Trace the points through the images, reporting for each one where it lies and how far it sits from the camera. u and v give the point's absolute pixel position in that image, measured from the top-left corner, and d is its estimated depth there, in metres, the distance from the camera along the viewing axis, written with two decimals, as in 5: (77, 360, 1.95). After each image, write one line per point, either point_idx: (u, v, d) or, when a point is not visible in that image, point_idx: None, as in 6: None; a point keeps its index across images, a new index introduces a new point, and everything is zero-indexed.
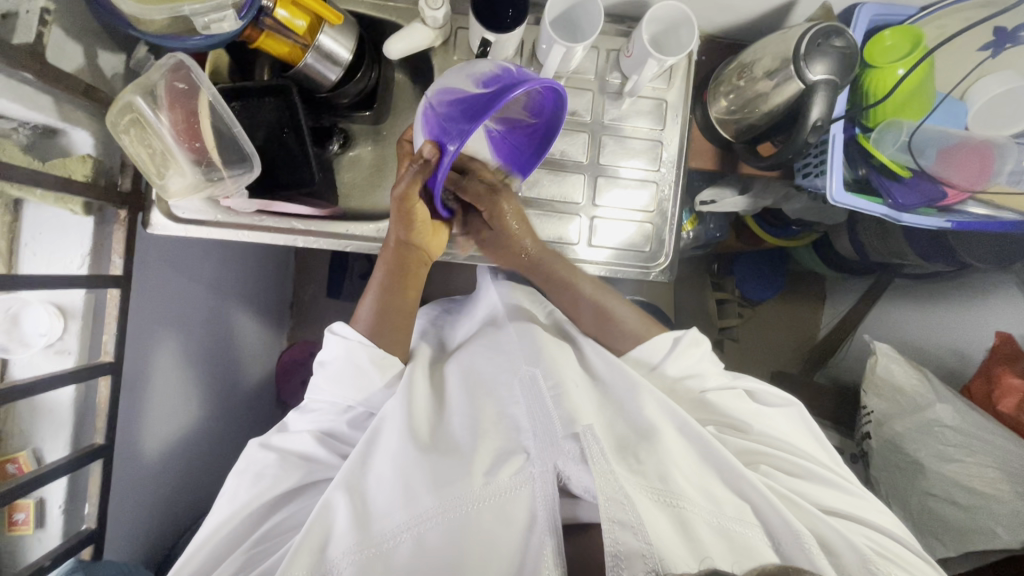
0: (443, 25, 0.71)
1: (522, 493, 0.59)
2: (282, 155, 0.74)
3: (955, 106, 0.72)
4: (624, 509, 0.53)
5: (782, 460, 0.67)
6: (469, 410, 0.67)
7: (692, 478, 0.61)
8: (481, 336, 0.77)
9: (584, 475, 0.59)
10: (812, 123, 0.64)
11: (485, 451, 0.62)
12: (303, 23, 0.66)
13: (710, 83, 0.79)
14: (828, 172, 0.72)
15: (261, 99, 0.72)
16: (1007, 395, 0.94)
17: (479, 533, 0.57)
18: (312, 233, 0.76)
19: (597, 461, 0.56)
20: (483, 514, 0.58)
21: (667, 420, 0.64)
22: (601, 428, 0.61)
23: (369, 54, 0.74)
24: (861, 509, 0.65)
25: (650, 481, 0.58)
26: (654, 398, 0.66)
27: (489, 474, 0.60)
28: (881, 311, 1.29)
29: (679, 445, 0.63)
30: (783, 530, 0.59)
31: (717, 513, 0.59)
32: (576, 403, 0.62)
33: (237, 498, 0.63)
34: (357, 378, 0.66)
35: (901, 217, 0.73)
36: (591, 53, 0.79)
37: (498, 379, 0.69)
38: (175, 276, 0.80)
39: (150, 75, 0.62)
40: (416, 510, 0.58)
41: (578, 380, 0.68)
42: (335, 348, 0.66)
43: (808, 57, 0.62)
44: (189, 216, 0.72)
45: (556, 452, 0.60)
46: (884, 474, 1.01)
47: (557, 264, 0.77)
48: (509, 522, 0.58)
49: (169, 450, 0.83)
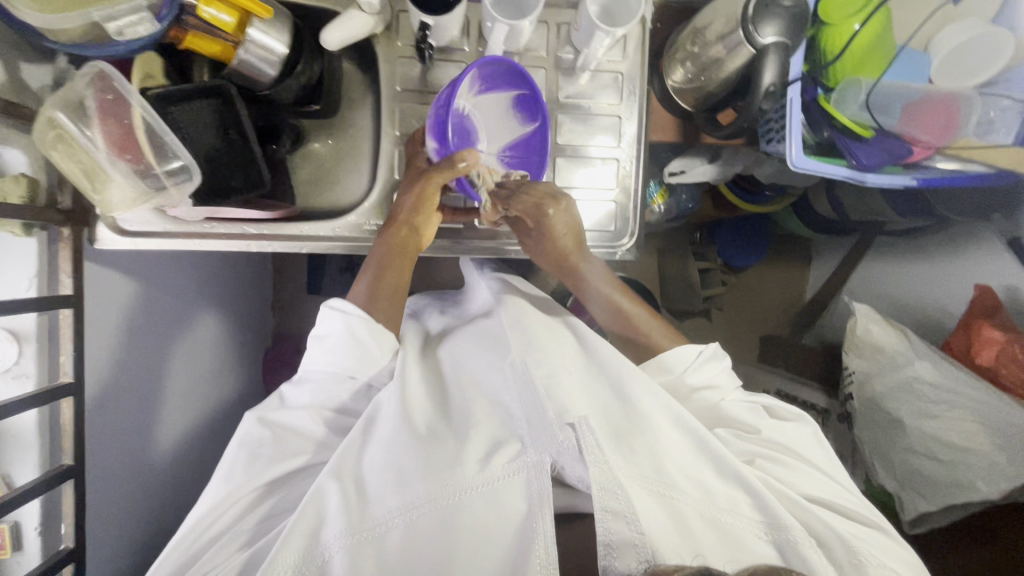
0: (381, 9, 0.68)
1: (518, 478, 0.58)
2: (231, 156, 0.73)
3: (916, 57, 0.70)
4: (618, 499, 0.56)
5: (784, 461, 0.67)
6: (462, 401, 0.67)
7: (685, 470, 0.61)
8: (473, 327, 0.77)
9: (578, 465, 0.60)
10: (765, 88, 0.61)
11: (477, 441, 0.61)
12: (229, 18, 0.62)
13: (665, 51, 0.76)
14: (788, 136, 0.68)
15: (200, 101, 0.70)
16: (985, 347, 0.94)
17: (471, 521, 0.56)
18: (265, 237, 0.74)
19: (592, 451, 0.57)
20: (477, 500, 0.57)
21: (662, 411, 0.64)
22: (596, 418, 0.62)
23: (308, 46, 0.70)
24: (845, 500, 0.65)
25: (644, 474, 0.59)
26: (650, 389, 0.65)
27: (483, 461, 0.59)
28: (865, 269, 1.30)
29: (676, 435, 0.63)
30: (774, 525, 0.59)
31: (709, 505, 0.60)
32: (569, 396, 0.63)
33: (227, 485, 0.63)
34: (355, 350, 0.66)
35: (866, 178, 0.70)
36: (541, 29, 0.76)
37: (492, 369, 0.69)
38: (137, 288, 0.80)
39: (75, 87, 0.60)
40: (410, 497, 0.58)
41: (571, 366, 0.68)
42: (333, 321, 0.66)
43: (756, 19, 0.59)
44: (137, 228, 0.71)
45: (550, 441, 0.59)
46: (867, 433, 1.03)
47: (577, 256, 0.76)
48: (502, 511, 0.57)
49: (160, 455, 0.84)
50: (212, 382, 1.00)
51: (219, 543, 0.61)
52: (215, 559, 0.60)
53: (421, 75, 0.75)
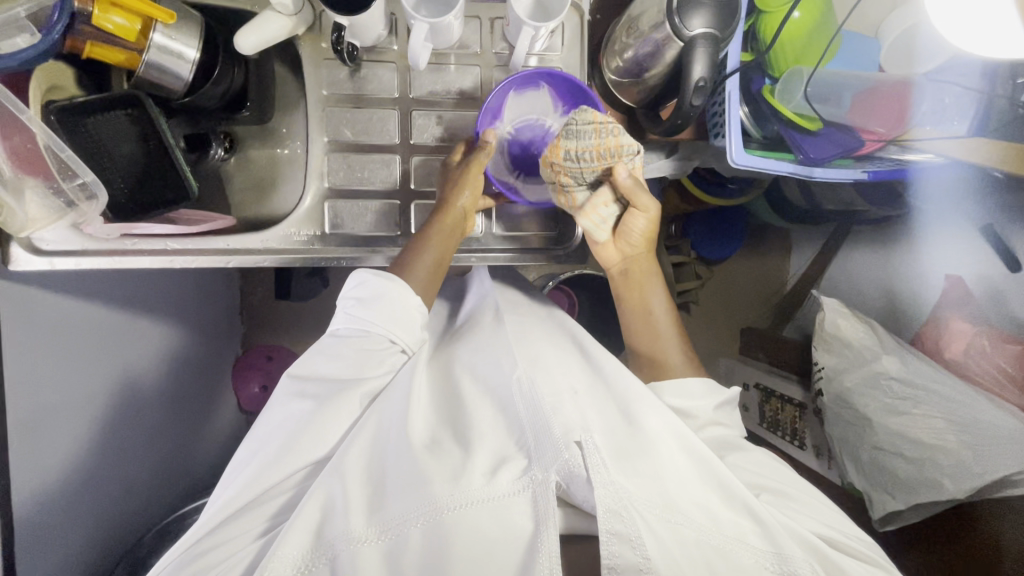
0: (298, 10, 0.65)
1: (522, 497, 0.52)
2: (152, 169, 0.70)
3: (868, 43, 0.69)
4: (623, 522, 0.51)
5: (788, 495, 0.63)
6: (467, 412, 0.62)
7: (690, 494, 0.56)
8: (470, 339, 0.71)
9: (584, 489, 0.54)
10: (694, 83, 0.57)
11: (482, 452, 0.56)
12: (126, 22, 0.59)
13: (602, 45, 0.72)
14: (727, 132, 0.63)
15: (113, 112, 0.67)
16: (955, 341, 0.92)
17: (473, 538, 0.50)
18: (187, 251, 0.70)
19: (598, 472, 0.52)
20: (480, 516, 0.51)
21: (667, 432, 0.59)
22: (600, 436, 0.56)
23: (223, 50, 0.67)
24: (850, 541, 0.60)
25: (650, 497, 0.54)
26: (657, 408, 0.61)
27: (490, 475, 0.53)
28: (841, 260, 1.27)
29: (682, 457, 0.58)
30: (786, 559, 0.53)
31: (713, 532, 0.54)
32: (563, 413, 0.57)
33: (250, 469, 0.57)
34: (400, 318, 0.64)
35: (814, 173, 0.65)
36: (473, 25, 0.73)
37: (496, 379, 0.64)
38: (80, 305, 0.77)
39: None
40: (411, 505, 0.52)
41: (575, 388, 0.63)
42: (376, 288, 0.63)
43: (682, 11, 0.56)
44: (56, 249, 0.67)
45: (554, 456, 0.52)
46: (836, 429, 0.97)
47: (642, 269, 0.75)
48: (507, 531, 0.51)
49: (129, 469, 0.83)
50: (179, 397, 0.98)
51: (232, 525, 0.55)
52: (224, 542, 0.55)
53: (350, 77, 0.72)
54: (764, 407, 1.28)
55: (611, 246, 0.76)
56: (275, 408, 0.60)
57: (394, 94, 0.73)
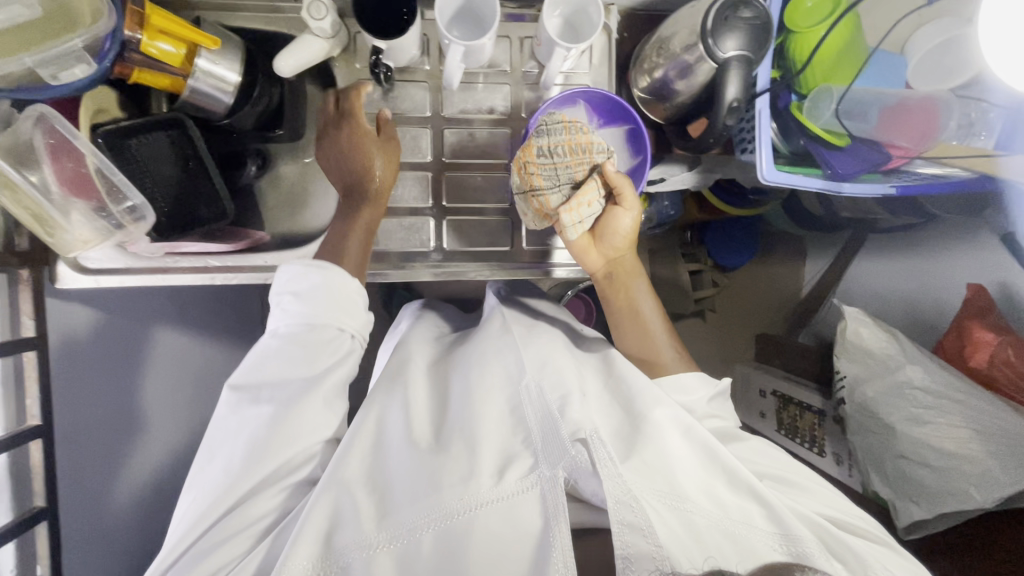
0: (335, 33, 0.67)
1: (532, 493, 0.52)
2: (192, 189, 0.70)
3: (893, 59, 0.69)
4: (635, 511, 0.50)
5: (788, 478, 0.64)
6: (464, 409, 0.60)
7: (697, 484, 0.56)
8: (478, 343, 0.69)
9: (593, 481, 0.53)
10: (728, 104, 0.59)
11: (488, 453, 0.55)
12: (175, 49, 0.61)
13: (631, 64, 0.74)
14: (759, 147, 0.65)
15: (156, 134, 0.68)
16: (979, 350, 0.92)
17: (486, 538, 0.50)
18: (230, 269, 0.75)
19: (604, 466, 0.52)
20: (491, 517, 0.51)
21: (670, 423, 0.59)
22: (603, 432, 0.57)
23: (263, 73, 0.69)
24: (852, 517, 0.62)
25: (655, 486, 0.54)
26: (659, 399, 0.60)
27: (497, 475, 0.53)
28: (859, 266, 1.27)
29: (685, 448, 0.58)
30: (796, 539, 0.53)
31: (721, 518, 0.54)
32: (574, 409, 0.57)
33: (222, 479, 0.55)
34: (340, 301, 0.63)
35: (843, 188, 0.68)
36: (503, 44, 0.74)
37: (497, 376, 0.63)
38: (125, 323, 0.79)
39: (23, 130, 0.59)
40: (422, 510, 0.51)
41: (586, 391, 0.62)
42: (303, 280, 0.62)
43: (716, 33, 0.57)
44: (99, 267, 0.70)
45: (561, 455, 0.52)
46: (860, 439, 0.98)
47: (627, 274, 0.74)
48: (518, 528, 0.51)
49: (177, 475, 0.86)
50: None
51: (226, 525, 0.53)
52: (217, 548, 0.52)
53: (383, 97, 0.74)
54: (781, 414, 1.26)
55: (593, 251, 0.73)
56: (230, 416, 0.58)
57: (425, 113, 0.75)
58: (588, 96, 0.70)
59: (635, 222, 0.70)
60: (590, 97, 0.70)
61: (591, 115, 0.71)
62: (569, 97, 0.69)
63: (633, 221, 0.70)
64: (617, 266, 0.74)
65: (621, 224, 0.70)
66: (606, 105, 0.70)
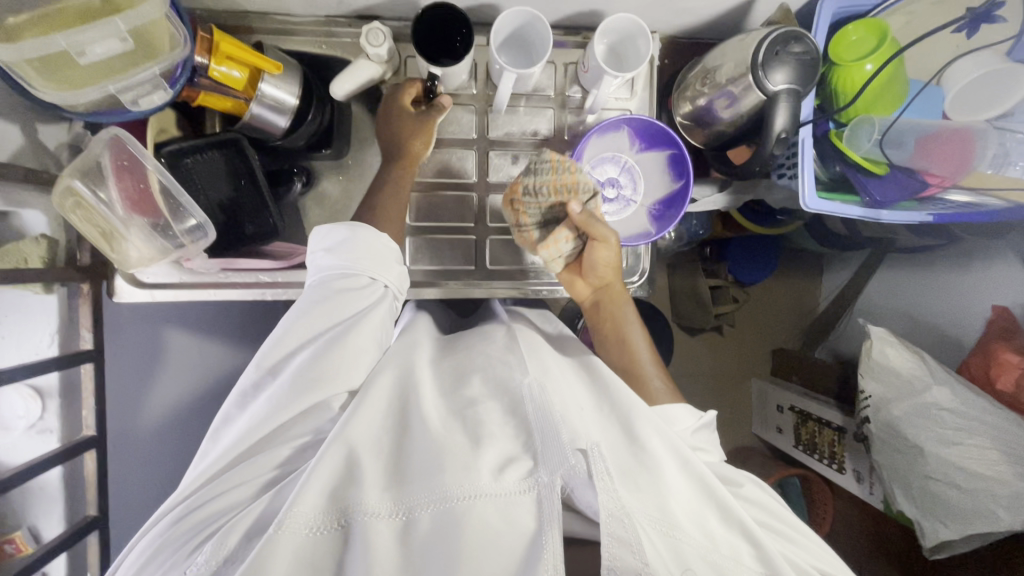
0: (389, 58, 0.69)
1: (527, 496, 0.48)
2: (244, 205, 0.72)
3: (931, 94, 0.69)
4: (627, 527, 0.46)
5: (783, 527, 0.60)
6: (468, 402, 0.57)
7: (690, 514, 0.53)
8: (479, 348, 0.66)
9: (590, 493, 0.49)
10: (778, 135, 0.61)
11: (490, 447, 0.51)
12: (240, 74, 0.63)
13: (673, 90, 0.76)
14: (800, 174, 0.67)
15: (212, 153, 0.70)
16: (1005, 372, 0.92)
17: (478, 530, 0.46)
18: (280, 285, 0.74)
19: (603, 479, 0.47)
20: (484, 509, 0.47)
21: (668, 452, 0.56)
22: (604, 447, 0.53)
23: (317, 95, 0.71)
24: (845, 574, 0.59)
25: (649, 512, 0.50)
26: (658, 426, 0.57)
27: (494, 470, 0.49)
28: (881, 276, 1.28)
29: (680, 478, 0.55)
30: None
31: (712, 550, 0.51)
32: (577, 422, 0.54)
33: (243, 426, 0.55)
34: (372, 252, 0.63)
35: (881, 215, 0.69)
36: (548, 69, 0.76)
37: (508, 372, 0.60)
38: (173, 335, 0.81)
39: (92, 149, 0.61)
40: (416, 496, 0.48)
41: (584, 405, 0.59)
42: (339, 233, 0.63)
43: (767, 66, 0.59)
44: (154, 281, 0.70)
45: (557, 463, 0.48)
46: (886, 457, 0.99)
47: (615, 298, 0.73)
48: (512, 524, 0.47)
49: None
50: None
51: (234, 474, 0.53)
52: (226, 492, 0.52)
53: None
54: (799, 430, 1.28)
55: (578, 280, 0.74)
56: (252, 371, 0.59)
57: (471, 134, 0.77)
58: (631, 121, 0.72)
59: (613, 257, 0.69)
60: (633, 122, 0.72)
61: (632, 139, 0.74)
62: (612, 122, 0.72)
63: (611, 256, 0.69)
64: (604, 289, 0.73)
65: (599, 260, 0.70)
66: (647, 130, 0.72)
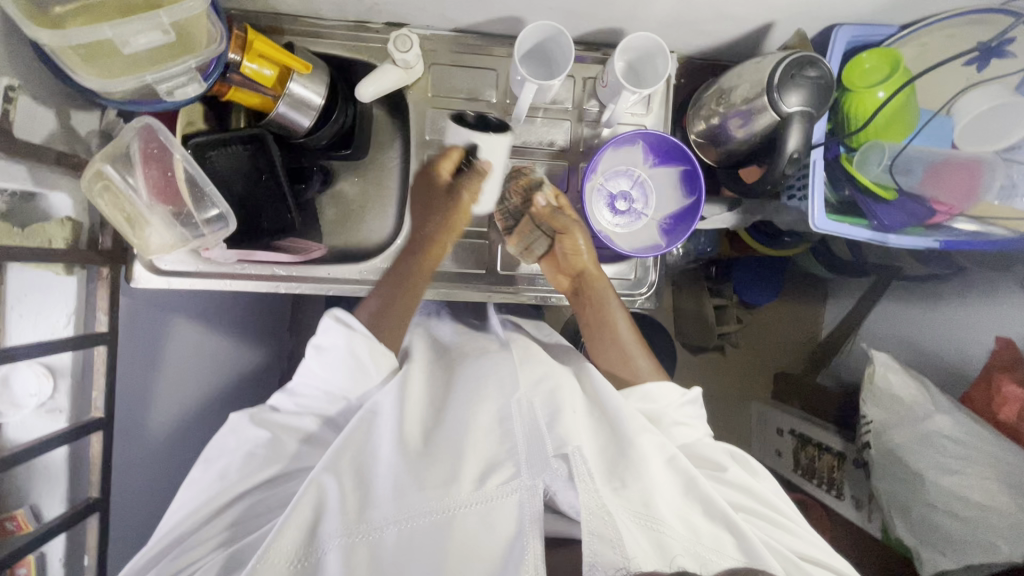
0: (415, 65, 0.71)
1: (511, 499, 0.50)
2: (263, 198, 0.74)
3: (942, 123, 0.71)
4: (605, 522, 0.47)
5: (773, 514, 0.61)
6: (464, 408, 0.58)
7: (673, 507, 0.53)
8: (478, 354, 0.68)
9: (572, 495, 0.51)
10: (789, 155, 0.62)
11: (472, 460, 0.53)
12: (271, 72, 0.66)
13: (687, 109, 0.78)
14: (810, 196, 0.70)
15: (236, 146, 0.72)
16: (1007, 404, 0.91)
17: (461, 539, 0.49)
18: (295, 279, 0.75)
19: (585, 480, 0.49)
20: (467, 519, 0.50)
21: (655, 451, 0.57)
22: (590, 453, 0.54)
23: (342, 97, 0.73)
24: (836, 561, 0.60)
25: (632, 506, 0.51)
26: (646, 426, 0.58)
27: (478, 479, 0.51)
28: (880, 310, 1.29)
29: (664, 473, 0.56)
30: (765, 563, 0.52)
31: (695, 541, 0.52)
32: (569, 427, 0.55)
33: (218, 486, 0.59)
34: (354, 370, 0.62)
35: (888, 239, 0.71)
36: (567, 83, 0.78)
37: (501, 379, 0.61)
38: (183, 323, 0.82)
39: (122, 135, 0.63)
40: (406, 506, 0.50)
41: (577, 408, 0.59)
42: (335, 335, 0.61)
43: (781, 88, 0.61)
44: (172, 268, 0.72)
45: (542, 469, 0.51)
46: (885, 484, 0.98)
47: (599, 289, 0.74)
48: (493, 529, 0.49)
49: None
50: None
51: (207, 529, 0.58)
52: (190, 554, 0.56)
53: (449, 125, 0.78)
54: (798, 454, 1.27)
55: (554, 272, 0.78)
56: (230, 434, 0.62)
57: None
58: (646, 136, 0.73)
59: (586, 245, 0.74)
60: (648, 138, 0.73)
61: (646, 153, 0.76)
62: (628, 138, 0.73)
63: (585, 243, 0.74)
64: (586, 279, 0.75)
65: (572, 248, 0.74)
66: (662, 146, 0.73)
